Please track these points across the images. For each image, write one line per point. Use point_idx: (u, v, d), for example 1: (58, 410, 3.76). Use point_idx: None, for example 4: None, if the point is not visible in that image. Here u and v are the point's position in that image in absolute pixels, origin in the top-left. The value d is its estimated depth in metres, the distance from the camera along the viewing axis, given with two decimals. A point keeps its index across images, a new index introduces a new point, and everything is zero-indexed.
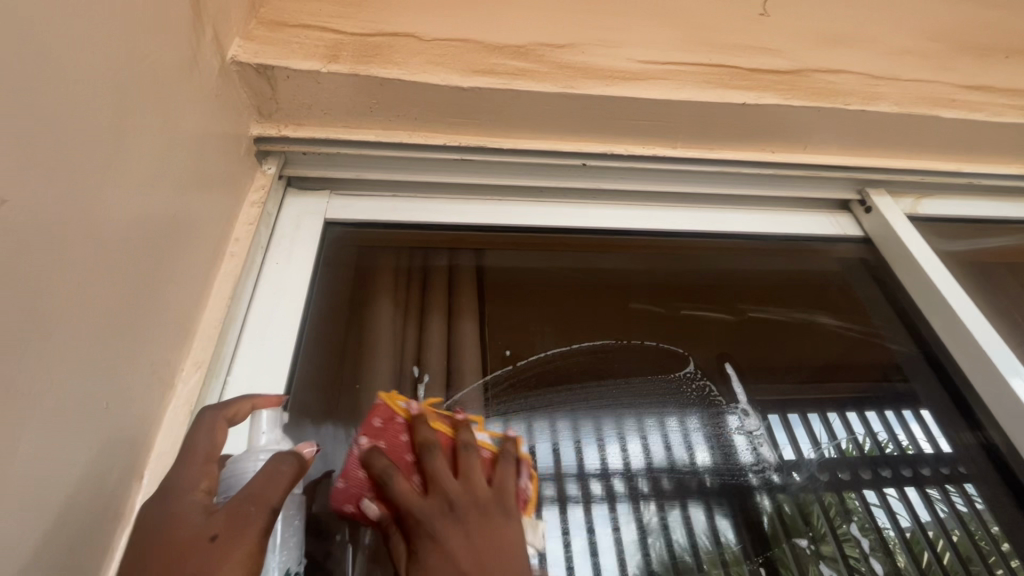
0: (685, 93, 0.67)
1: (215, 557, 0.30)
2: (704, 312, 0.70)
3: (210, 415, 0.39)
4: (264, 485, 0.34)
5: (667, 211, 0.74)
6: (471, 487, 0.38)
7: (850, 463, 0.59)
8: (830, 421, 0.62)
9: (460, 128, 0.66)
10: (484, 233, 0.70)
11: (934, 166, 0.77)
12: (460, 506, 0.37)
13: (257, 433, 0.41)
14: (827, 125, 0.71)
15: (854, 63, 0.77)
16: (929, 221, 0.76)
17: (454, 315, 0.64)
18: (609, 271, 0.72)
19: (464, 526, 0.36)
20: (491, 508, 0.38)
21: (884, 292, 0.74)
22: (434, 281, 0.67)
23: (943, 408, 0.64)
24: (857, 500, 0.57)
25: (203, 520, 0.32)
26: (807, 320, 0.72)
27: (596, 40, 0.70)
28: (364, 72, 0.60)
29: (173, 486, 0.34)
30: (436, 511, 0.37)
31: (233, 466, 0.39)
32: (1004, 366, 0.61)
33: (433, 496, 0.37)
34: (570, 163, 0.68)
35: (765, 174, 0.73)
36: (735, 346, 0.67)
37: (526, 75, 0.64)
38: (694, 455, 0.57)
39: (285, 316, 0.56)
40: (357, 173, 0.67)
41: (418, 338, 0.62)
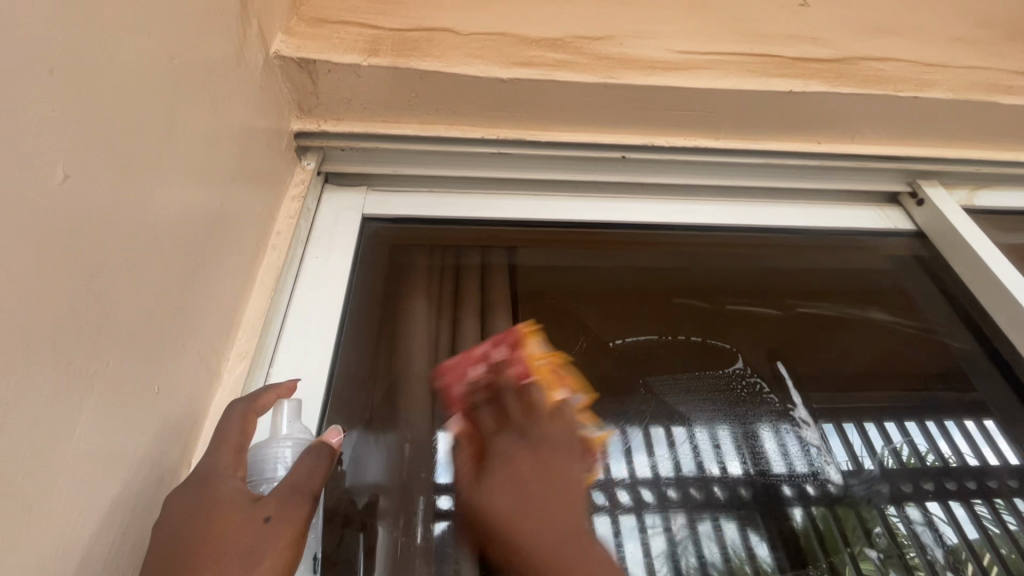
0: (729, 82, 0.65)
1: (270, 539, 0.31)
2: (751, 307, 0.69)
3: (240, 406, 0.37)
4: (307, 473, 0.34)
5: (708, 205, 0.72)
6: (544, 426, 0.42)
7: (890, 475, 0.56)
8: (867, 431, 0.59)
9: (498, 121, 0.65)
10: (520, 230, 0.69)
11: (992, 156, 0.73)
12: (529, 433, 0.42)
13: (280, 421, 0.39)
14: (876, 114, 0.68)
15: (901, 50, 0.74)
16: (986, 214, 0.73)
17: (488, 309, 0.64)
18: (651, 268, 0.69)
19: (532, 457, 0.41)
20: (558, 446, 0.42)
21: (939, 287, 0.70)
22: (466, 279, 0.66)
23: (1010, 413, 0.61)
24: (897, 517, 0.54)
25: (251, 505, 0.32)
26: (857, 316, 0.69)
27: (632, 31, 0.69)
28: (404, 65, 0.59)
29: (207, 472, 0.34)
30: (507, 436, 0.42)
31: (258, 452, 0.37)
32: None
33: (508, 424, 0.42)
34: (609, 155, 0.67)
35: (811, 165, 0.70)
36: (783, 343, 0.66)
37: (564, 66, 0.64)
38: (723, 464, 0.55)
39: (329, 308, 0.56)
40: (394, 168, 0.67)
41: (454, 336, 0.62)
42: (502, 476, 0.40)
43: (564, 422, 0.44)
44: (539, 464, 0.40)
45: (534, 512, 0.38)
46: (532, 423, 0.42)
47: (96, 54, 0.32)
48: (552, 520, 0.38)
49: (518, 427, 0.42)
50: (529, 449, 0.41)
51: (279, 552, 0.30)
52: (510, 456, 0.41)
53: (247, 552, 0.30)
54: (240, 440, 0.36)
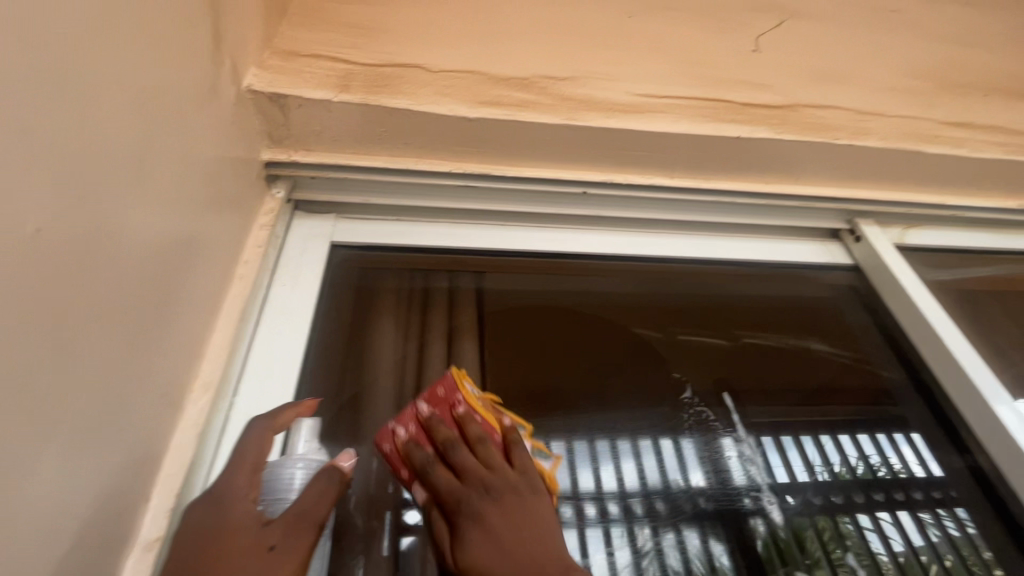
0: (683, 125, 0.68)
1: (275, 564, 0.36)
2: (701, 337, 0.72)
3: (260, 424, 0.43)
4: (315, 500, 0.40)
5: (663, 238, 0.76)
6: (503, 474, 0.43)
7: (843, 486, 0.61)
8: (823, 444, 0.64)
9: (465, 156, 0.67)
10: (484, 256, 0.72)
11: (921, 198, 0.79)
12: (490, 487, 0.42)
13: (297, 441, 0.46)
14: (820, 159, 0.73)
15: (841, 99, 0.80)
16: (917, 251, 0.78)
17: (454, 335, 0.65)
18: (609, 296, 0.73)
19: (502, 508, 0.41)
20: (525, 494, 0.42)
21: (875, 319, 0.76)
22: (434, 300, 0.68)
23: (934, 434, 0.66)
24: (850, 524, 0.58)
25: (258, 530, 0.37)
26: (799, 346, 0.74)
27: (595, 74, 0.73)
28: (376, 102, 0.61)
29: (226, 491, 0.39)
30: (473, 496, 0.41)
31: (272, 473, 0.43)
32: (991, 396, 0.62)
33: (464, 480, 0.42)
34: (571, 191, 0.70)
35: (758, 204, 0.75)
36: (731, 372, 0.69)
37: (529, 106, 0.66)
38: (689, 477, 0.59)
39: (297, 334, 0.58)
40: (364, 197, 0.69)
41: (421, 359, 0.63)
42: (481, 535, 0.39)
43: (516, 467, 0.44)
44: (509, 513, 0.41)
45: (519, 562, 0.38)
46: (485, 475, 0.42)
47: (53, 102, 0.32)
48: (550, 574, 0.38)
49: (483, 485, 0.42)
50: (499, 500, 0.41)
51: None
52: (479, 517, 0.40)
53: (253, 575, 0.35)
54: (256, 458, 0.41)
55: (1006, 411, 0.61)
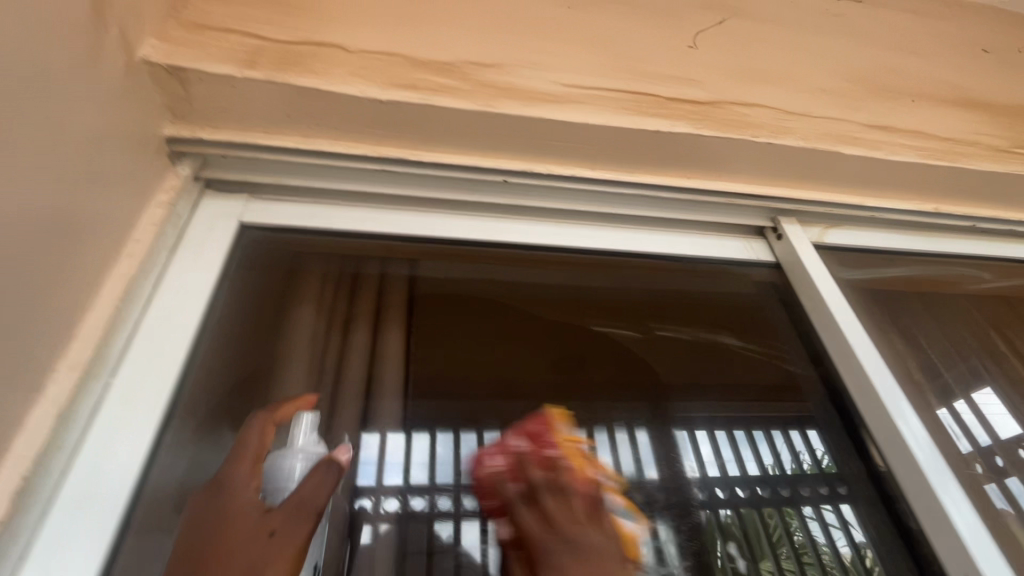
0: (602, 117, 0.67)
1: (274, 547, 0.44)
2: (614, 330, 0.81)
3: (261, 419, 0.53)
4: (313, 490, 0.48)
5: (587, 229, 0.77)
6: (587, 530, 0.50)
7: (789, 481, 0.67)
8: (759, 444, 0.71)
9: (380, 139, 0.66)
10: (411, 244, 0.72)
11: (843, 199, 0.80)
12: (577, 540, 0.49)
13: (297, 434, 0.54)
14: (742, 157, 0.73)
15: (769, 98, 0.81)
16: (835, 250, 0.80)
17: (382, 323, 0.72)
18: (535, 286, 0.78)
19: (585, 565, 0.48)
20: (600, 547, 0.49)
21: (791, 317, 0.77)
22: (363, 288, 0.74)
23: (836, 436, 0.67)
24: (795, 517, 0.65)
25: (261, 517, 0.45)
26: (710, 339, 0.80)
27: (521, 62, 0.72)
28: (281, 79, 0.59)
29: (230, 481, 0.48)
30: (553, 545, 0.49)
31: (274, 463, 0.51)
32: (895, 413, 0.62)
33: (556, 529, 0.49)
34: (491, 179, 0.69)
35: (680, 199, 0.76)
36: (638, 363, 0.79)
37: (446, 90, 0.64)
38: (643, 471, 0.68)
39: (175, 340, 0.55)
40: (278, 178, 0.67)
41: (345, 346, 0.69)
42: None
43: (604, 527, 0.51)
44: (585, 566, 0.48)
45: None
46: (575, 530, 0.49)
47: None
48: None
49: (565, 535, 0.49)
50: (578, 554, 0.48)
51: (285, 554, 0.44)
52: (561, 567, 0.47)
53: (259, 555, 0.43)
54: (256, 450, 0.51)
55: (907, 426, 0.61)
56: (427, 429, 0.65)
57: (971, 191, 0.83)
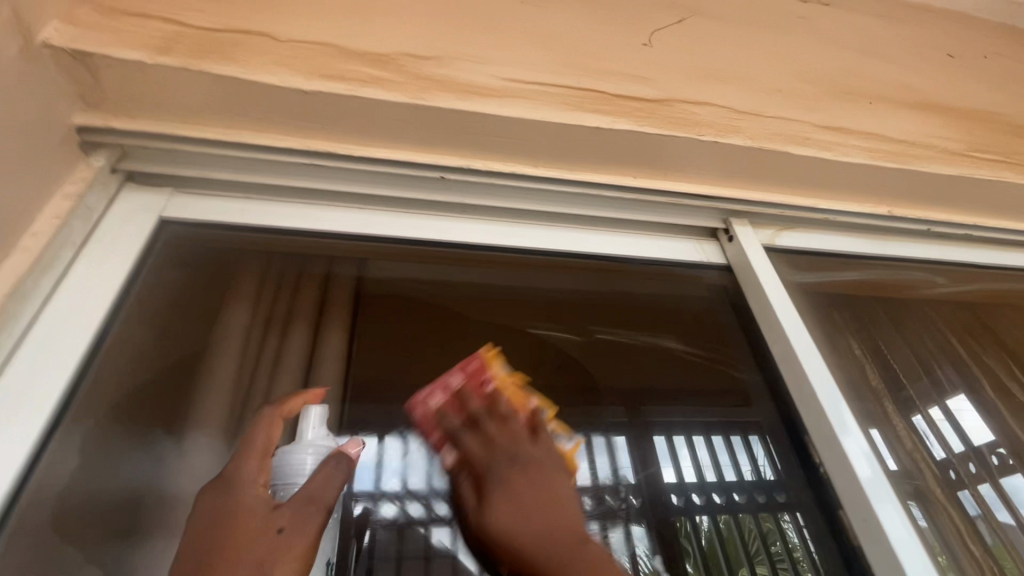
0: (542, 112, 0.65)
1: (280, 544, 0.45)
2: (553, 332, 0.83)
3: (269, 413, 0.55)
4: (320, 486, 0.50)
5: (531, 229, 0.75)
6: (527, 445, 0.55)
7: (727, 488, 0.69)
8: (714, 446, 0.73)
9: (308, 132, 0.63)
10: (347, 243, 0.70)
11: (795, 200, 0.79)
12: (518, 456, 0.53)
13: (307, 428, 0.58)
14: (690, 156, 0.72)
15: (721, 97, 0.79)
16: (786, 253, 0.79)
17: (321, 326, 0.79)
18: (480, 287, 0.79)
19: (525, 476, 0.52)
20: (541, 458, 0.54)
21: (739, 320, 0.75)
22: (304, 291, 0.79)
23: (783, 447, 0.66)
24: (772, 522, 0.65)
25: (269, 514, 0.47)
26: (654, 345, 0.80)
27: (462, 55, 0.70)
28: (196, 67, 0.56)
29: (239, 477, 0.50)
30: (497, 461, 0.52)
31: (285, 457, 0.55)
32: (838, 426, 0.60)
33: (496, 449, 0.53)
34: (428, 175, 0.67)
35: (627, 199, 0.74)
36: (571, 363, 0.83)
37: (376, 82, 0.62)
38: (620, 475, 0.71)
39: (73, 345, 0.52)
40: (202, 171, 0.64)
41: (281, 346, 0.76)
42: (505, 495, 0.50)
43: (541, 442, 0.56)
44: (530, 476, 0.52)
45: (535, 515, 0.49)
46: (516, 446, 0.54)
47: None
48: (559, 521, 0.49)
49: (507, 451, 0.53)
50: (519, 467, 0.52)
51: (295, 550, 0.46)
52: (506, 479, 0.51)
53: (268, 551, 0.45)
54: (262, 447, 0.53)
55: (851, 442, 0.59)
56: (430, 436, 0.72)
57: (924, 195, 0.82)
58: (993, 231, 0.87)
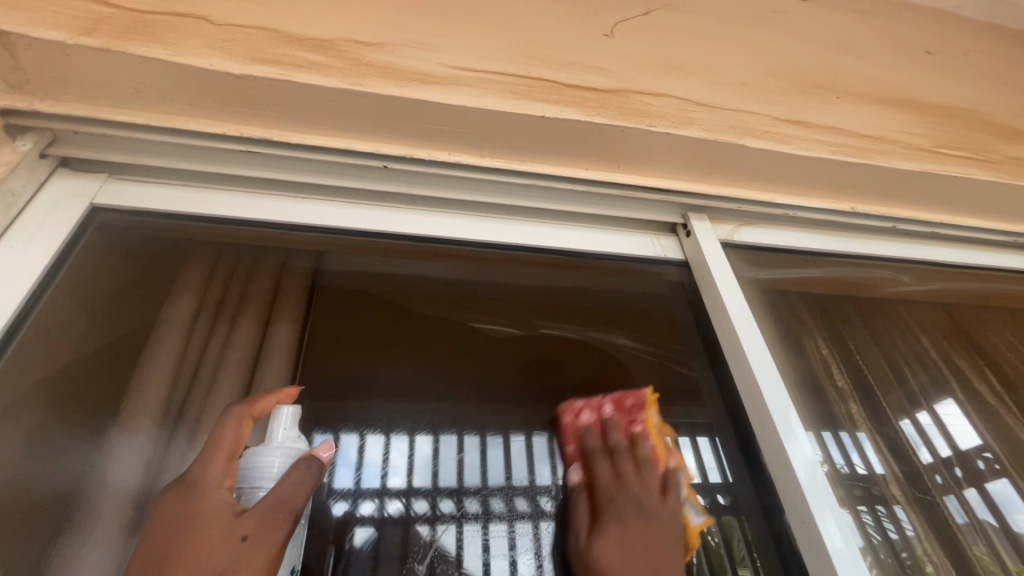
0: (485, 101, 0.64)
1: (243, 552, 0.44)
2: (494, 325, 0.76)
3: (239, 410, 0.53)
4: (291, 492, 0.48)
5: (485, 222, 0.74)
6: (656, 499, 0.56)
7: (727, 489, 0.61)
8: (699, 447, 0.64)
9: (243, 118, 0.62)
10: (291, 233, 0.69)
11: (754, 195, 0.77)
12: (644, 504, 0.55)
13: (278, 428, 0.53)
14: (643, 147, 0.70)
15: (679, 88, 0.78)
16: (744, 249, 0.77)
17: (271, 320, 0.74)
18: (427, 279, 0.76)
19: (645, 523, 0.54)
20: (666, 516, 0.55)
21: (694, 316, 0.74)
22: (256, 284, 0.75)
23: (732, 449, 0.64)
24: (751, 529, 0.58)
25: (231, 521, 0.45)
26: (601, 340, 0.76)
27: (409, 41, 0.68)
28: (117, 48, 0.55)
29: (204, 479, 0.48)
30: (622, 499, 0.55)
31: (250, 459, 0.51)
32: (781, 426, 0.59)
33: (625, 487, 0.56)
34: (369, 163, 0.65)
35: (579, 190, 0.72)
36: (515, 364, 0.73)
37: (312, 68, 0.61)
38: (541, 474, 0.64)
39: None
40: (136, 157, 0.63)
41: (230, 336, 0.72)
42: (615, 534, 0.53)
43: (670, 498, 0.57)
44: (642, 523, 0.54)
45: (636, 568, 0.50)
46: (645, 494, 0.56)
47: None
48: None
49: (634, 494, 0.56)
50: (643, 514, 0.54)
51: (259, 559, 0.44)
52: (622, 516, 0.54)
53: (231, 560, 0.43)
54: (230, 447, 0.51)
55: (794, 443, 0.58)
56: (432, 432, 0.66)
57: (888, 191, 0.80)
58: (960, 229, 0.85)
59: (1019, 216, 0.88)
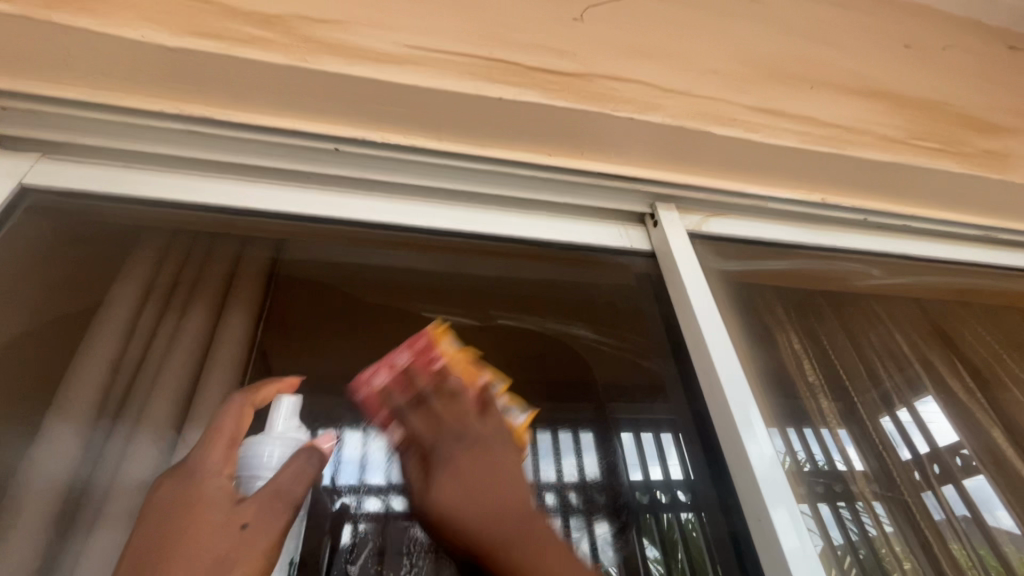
0: (441, 82, 0.62)
1: (243, 540, 0.41)
2: (452, 314, 0.76)
3: (240, 398, 0.51)
4: (290, 482, 0.46)
5: (446, 209, 0.70)
6: (475, 423, 0.52)
7: (671, 486, 0.63)
8: (661, 444, 0.65)
9: (183, 95, 0.59)
10: (243, 218, 0.65)
11: (724, 184, 0.75)
12: (466, 433, 0.51)
13: (280, 417, 0.51)
14: (607, 132, 0.68)
15: (648, 74, 0.76)
16: (714, 241, 0.75)
17: (224, 309, 0.71)
18: (388, 271, 0.74)
19: (474, 458, 0.49)
20: (494, 437, 0.52)
21: (660, 309, 0.71)
22: (212, 269, 0.72)
23: (693, 449, 0.62)
24: (693, 530, 0.60)
25: (231, 508, 0.42)
26: (557, 331, 0.79)
27: (365, 19, 0.65)
28: (41, 17, 0.52)
29: (203, 466, 0.45)
30: (446, 439, 0.50)
31: (252, 446, 0.48)
32: (742, 426, 0.57)
33: (442, 428, 0.51)
34: (320, 145, 0.62)
35: (544, 178, 0.70)
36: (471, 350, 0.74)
37: (255, 42, 0.58)
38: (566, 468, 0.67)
39: None
40: (71, 136, 0.60)
41: (179, 325, 0.67)
42: (451, 474, 0.48)
43: (489, 418, 0.54)
44: (477, 454, 0.50)
45: (485, 501, 0.46)
46: (466, 424, 0.52)
47: None
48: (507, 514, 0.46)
49: (454, 430, 0.51)
50: (468, 444, 0.50)
51: (259, 548, 0.41)
52: (452, 455, 0.49)
53: (230, 548, 0.40)
54: (231, 434, 0.48)
55: (754, 447, 0.55)
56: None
57: (860, 182, 0.79)
58: (933, 223, 0.84)
59: (993, 210, 0.87)
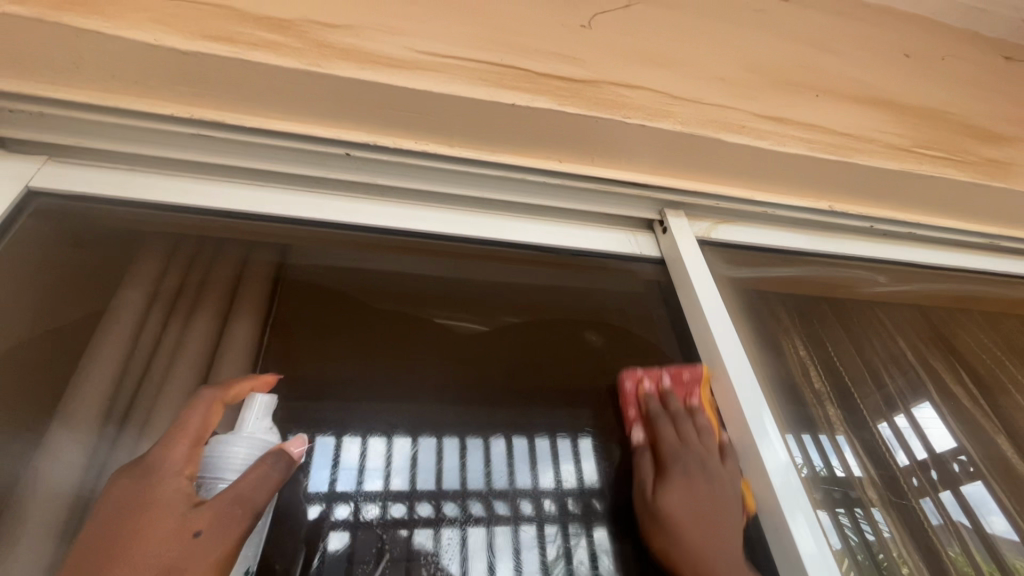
0: (452, 87, 0.62)
1: (194, 549, 0.40)
2: (456, 320, 0.74)
3: (210, 394, 0.50)
4: (253, 489, 0.44)
5: (455, 215, 0.70)
6: (715, 459, 0.56)
7: None
8: None
9: (193, 98, 0.58)
10: (249, 223, 0.65)
11: (731, 191, 0.75)
12: (706, 464, 0.55)
13: (250, 416, 0.50)
14: (617, 138, 0.68)
15: (656, 81, 0.76)
16: (721, 248, 0.75)
17: (229, 315, 0.70)
18: (394, 273, 0.73)
19: (708, 481, 0.53)
20: (729, 477, 0.55)
21: (670, 313, 0.72)
22: (215, 273, 0.71)
23: None
24: None
25: (184, 514, 0.41)
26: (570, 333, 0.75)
27: (377, 24, 0.65)
28: (50, 18, 0.52)
29: (160, 465, 0.44)
30: (688, 457, 0.55)
31: (217, 447, 0.47)
32: (757, 433, 0.56)
33: (688, 445, 0.56)
34: (330, 150, 0.62)
35: (554, 184, 0.70)
36: (480, 356, 0.71)
37: (267, 46, 0.58)
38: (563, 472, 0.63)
39: None
40: (77, 138, 0.59)
41: (184, 331, 0.67)
42: (682, 486, 0.53)
43: (728, 463, 0.56)
44: (709, 478, 0.54)
45: (701, 520, 0.51)
46: (708, 455, 0.56)
47: None
48: (718, 537, 0.50)
49: (697, 455, 0.55)
50: (705, 471, 0.54)
51: (209, 557, 0.40)
52: (689, 472, 0.54)
53: (179, 556, 0.39)
54: (196, 432, 0.47)
55: (768, 446, 0.56)
56: (410, 434, 0.64)
57: (865, 190, 0.79)
58: (934, 230, 0.85)
59: (992, 218, 0.87)
